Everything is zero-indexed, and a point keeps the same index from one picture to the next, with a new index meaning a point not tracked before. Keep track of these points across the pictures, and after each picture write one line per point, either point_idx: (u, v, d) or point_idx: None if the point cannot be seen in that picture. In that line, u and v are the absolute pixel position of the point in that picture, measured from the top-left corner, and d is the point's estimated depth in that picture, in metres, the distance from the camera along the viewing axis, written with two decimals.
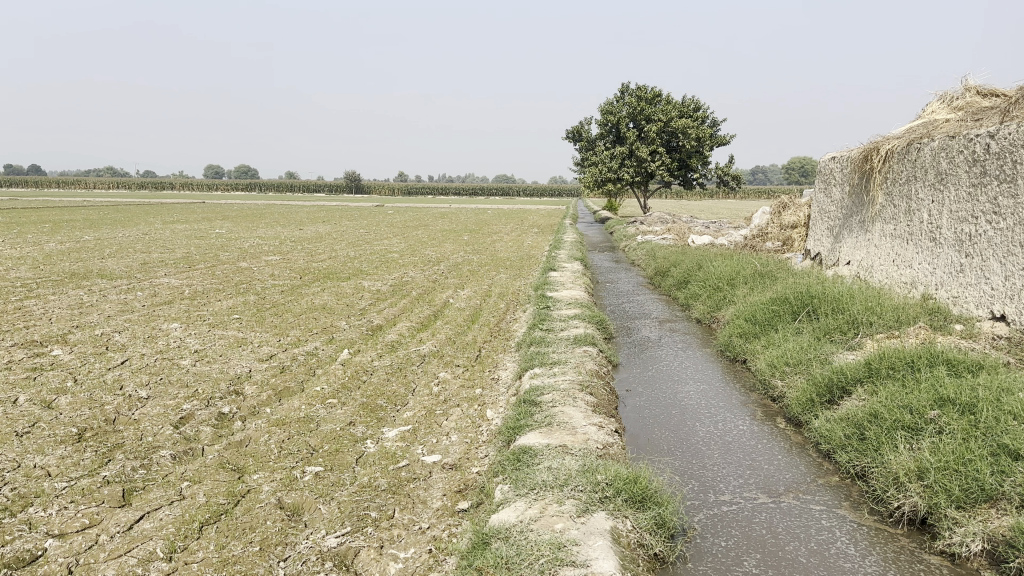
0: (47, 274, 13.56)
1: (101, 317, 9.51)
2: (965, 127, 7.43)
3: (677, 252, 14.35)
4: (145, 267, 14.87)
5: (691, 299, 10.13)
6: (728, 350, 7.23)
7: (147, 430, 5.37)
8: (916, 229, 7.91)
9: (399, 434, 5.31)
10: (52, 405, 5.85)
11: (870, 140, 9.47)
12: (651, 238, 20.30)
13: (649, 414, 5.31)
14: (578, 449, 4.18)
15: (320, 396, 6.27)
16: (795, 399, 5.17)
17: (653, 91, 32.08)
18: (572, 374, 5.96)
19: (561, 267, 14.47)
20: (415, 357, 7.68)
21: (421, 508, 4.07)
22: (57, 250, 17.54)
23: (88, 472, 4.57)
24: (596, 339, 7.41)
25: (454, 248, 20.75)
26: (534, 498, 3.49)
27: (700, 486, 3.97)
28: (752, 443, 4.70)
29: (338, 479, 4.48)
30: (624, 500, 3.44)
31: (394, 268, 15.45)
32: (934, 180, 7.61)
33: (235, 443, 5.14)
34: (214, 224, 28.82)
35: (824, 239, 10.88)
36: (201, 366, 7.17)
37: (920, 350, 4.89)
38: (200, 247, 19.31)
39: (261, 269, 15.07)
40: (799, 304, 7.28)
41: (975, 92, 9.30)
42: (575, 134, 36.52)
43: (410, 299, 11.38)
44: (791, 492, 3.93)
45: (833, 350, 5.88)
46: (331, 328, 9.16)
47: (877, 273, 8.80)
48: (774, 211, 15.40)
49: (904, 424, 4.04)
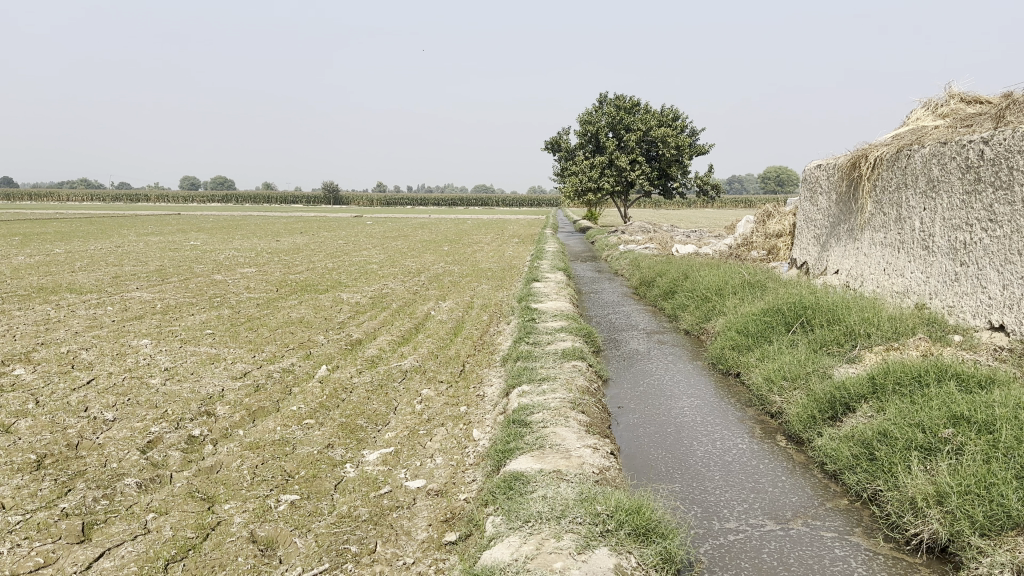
0: (13, 288, 13.11)
1: (68, 334, 9.12)
2: (956, 133, 7.29)
3: (661, 261, 14.19)
4: (116, 281, 14.46)
5: (678, 309, 9.95)
6: (720, 363, 7.02)
7: (112, 455, 5.04)
8: (907, 237, 7.77)
9: (381, 457, 5.02)
10: (11, 430, 5.49)
11: (857, 147, 9.34)
12: (633, 247, 20.21)
13: (644, 433, 5.06)
14: (573, 475, 3.92)
15: (297, 416, 5.96)
16: (796, 416, 4.96)
17: (632, 100, 32.09)
18: (562, 391, 5.68)
19: (544, 277, 14.22)
20: (396, 372, 7.39)
21: (405, 540, 3.79)
22: (26, 263, 17.06)
23: (45, 504, 4.23)
24: (584, 353, 7.17)
25: (434, 258, 20.47)
26: (530, 532, 3.23)
27: (703, 512, 3.73)
28: (753, 464, 4.47)
29: (316, 508, 4.19)
30: (627, 533, 3.19)
31: (374, 280, 15.13)
32: (925, 188, 7.47)
33: (205, 469, 4.83)
34: (189, 235, 28.33)
35: (811, 248, 10.77)
36: (171, 385, 6.82)
37: (925, 364, 4.70)
38: (175, 259, 18.90)
39: (237, 281, 14.68)
40: (793, 314, 7.09)
41: (959, 100, 9.24)
42: (553, 144, 36.48)
43: (390, 312, 11.07)
44: (799, 518, 3.70)
45: (833, 364, 5.67)
46: (309, 343, 8.85)
47: (868, 282, 8.65)
48: (757, 219, 15.26)
49: (917, 444, 3.83)
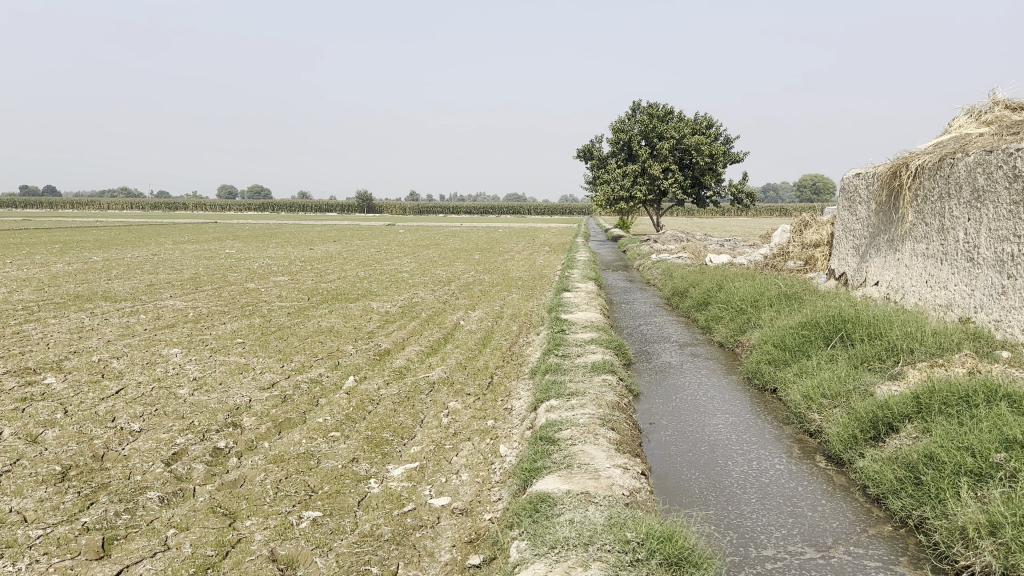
0: (50, 296, 13.32)
1: (100, 342, 9.19)
2: (1002, 141, 7.01)
3: (694, 271, 13.95)
4: (151, 289, 14.63)
5: (712, 321, 9.74)
6: (755, 377, 6.82)
7: (136, 467, 5.01)
8: (951, 248, 7.50)
9: (406, 472, 4.92)
10: (38, 440, 5.50)
11: (898, 155, 9.06)
12: (666, 256, 19.95)
13: (677, 452, 4.89)
14: (602, 498, 3.78)
15: (322, 429, 5.88)
16: (836, 435, 4.76)
17: (664, 108, 31.80)
18: (591, 407, 5.53)
19: (575, 287, 14.06)
20: (424, 384, 7.30)
21: (428, 562, 3.68)
22: (64, 271, 17.38)
23: (67, 517, 4.20)
24: (615, 366, 7.01)
25: (466, 266, 20.38)
26: (556, 559, 3.09)
27: (738, 538, 3.57)
28: (791, 486, 4.28)
29: (338, 526, 4.09)
30: (658, 562, 3.03)
31: (404, 289, 15.10)
32: (970, 197, 7.20)
33: (229, 483, 4.77)
34: (223, 244, 28.65)
35: (850, 259, 10.49)
36: (199, 395, 6.81)
37: (974, 383, 4.47)
38: (209, 267, 19.11)
39: (269, 290, 14.76)
40: (832, 328, 6.86)
41: (1003, 106, 8.93)
42: (585, 153, 36.32)
43: (419, 322, 11.00)
44: (840, 545, 3.51)
45: (874, 380, 5.46)
46: (337, 352, 8.82)
47: (909, 294, 8.38)
48: (794, 229, 14.94)
49: (968, 469, 3.62)
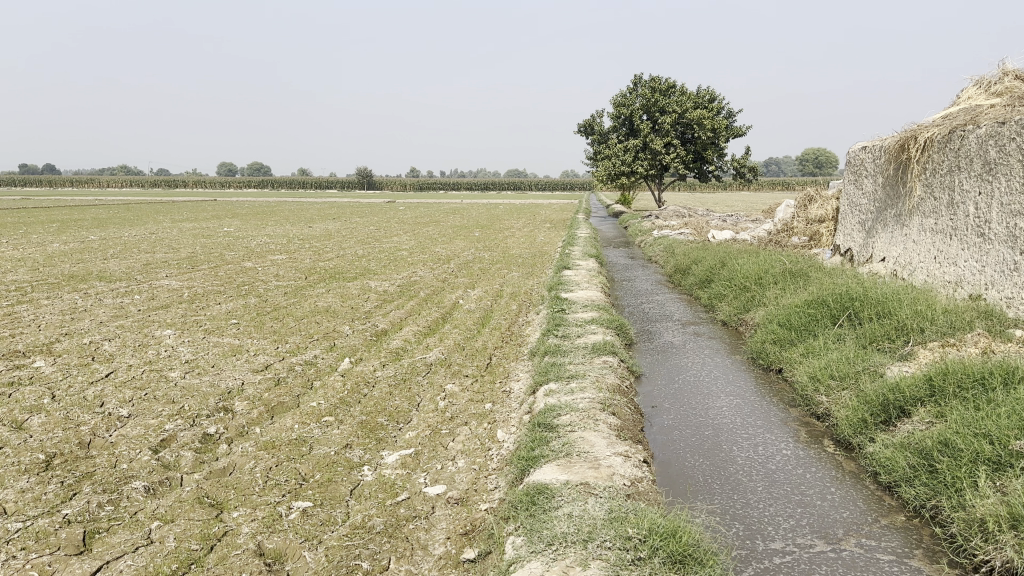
0: (44, 276, 13.15)
1: (92, 324, 9.00)
2: (1015, 112, 6.76)
3: (697, 248, 13.72)
4: (147, 268, 14.44)
5: (714, 299, 9.55)
6: (760, 358, 6.64)
7: (123, 455, 4.85)
8: (960, 223, 7.29)
9: (400, 460, 4.76)
10: (23, 427, 5.34)
11: (906, 128, 8.81)
12: (669, 232, 19.72)
13: (680, 437, 4.73)
14: (602, 489, 3.63)
15: (315, 414, 5.72)
16: (845, 419, 4.59)
17: (666, 82, 31.34)
18: (591, 391, 5.36)
19: (576, 264, 13.82)
20: (420, 366, 7.13)
21: (421, 555, 3.53)
22: (60, 251, 17.18)
23: (48, 510, 4.04)
24: (616, 347, 6.82)
25: (465, 244, 20.11)
26: (553, 557, 2.94)
27: (745, 530, 3.41)
28: (799, 473, 4.12)
29: (329, 516, 3.94)
30: (662, 561, 2.86)
31: (403, 267, 14.92)
32: (981, 170, 6.98)
33: (217, 471, 4.62)
34: (222, 222, 28.42)
35: (856, 235, 10.27)
36: (190, 379, 6.65)
37: (990, 365, 4.30)
38: (207, 246, 18.92)
39: (266, 269, 14.56)
40: (839, 307, 6.67)
41: (1014, 77, 8.66)
42: (586, 128, 35.91)
43: (418, 301, 10.82)
44: (852, 537, 3.35)
45: (883, 362, 5.28)
46: (333, 333, 8.65)
47: (917, 270, 8.19)
48: (799, 204, 14.66)
49: (985, 457, 3.46)
